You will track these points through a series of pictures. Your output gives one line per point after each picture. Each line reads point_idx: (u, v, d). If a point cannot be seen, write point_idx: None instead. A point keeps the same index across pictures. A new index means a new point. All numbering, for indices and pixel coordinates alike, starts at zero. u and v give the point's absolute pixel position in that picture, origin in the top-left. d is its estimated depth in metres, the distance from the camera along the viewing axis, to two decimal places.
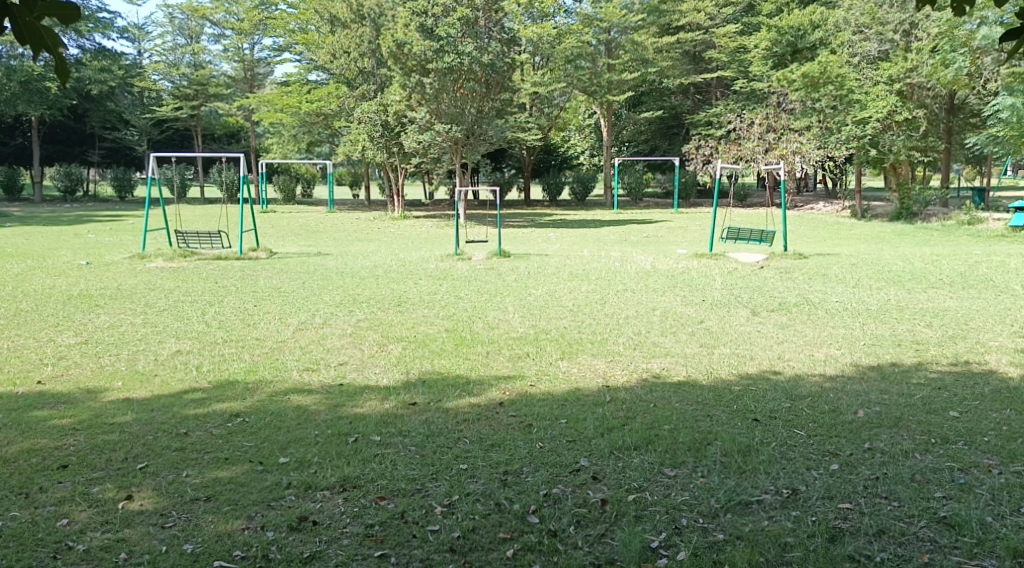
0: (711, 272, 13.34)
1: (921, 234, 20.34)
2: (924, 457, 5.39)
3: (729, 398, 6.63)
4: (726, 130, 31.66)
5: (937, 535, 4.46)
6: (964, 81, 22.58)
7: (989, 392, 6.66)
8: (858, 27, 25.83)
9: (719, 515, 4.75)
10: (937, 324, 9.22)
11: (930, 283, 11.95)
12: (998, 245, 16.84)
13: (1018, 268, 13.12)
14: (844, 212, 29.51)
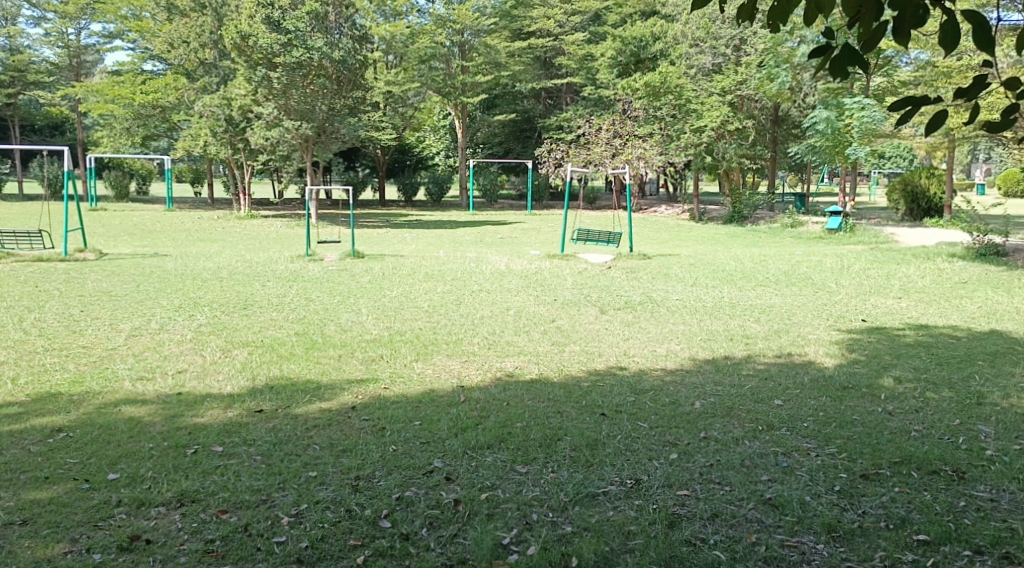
0: (562, 272, 13.70)
1: (751, 236, 21.70)
2: (752, 443, 5.75)
3: (578, 395, 6.82)
4: (577, 134, 32.40)
5: (764, 516, 4.76)
6: (786, 94, 24.42)
7: (809, 381, 7.20)
8: (694, 40, 27.83)
9: (567, 509, 4.87)
10: (764, 319, 9.87)
11: (758, 281, 12.77)
12: (817, 246, 18.26)
13: (834, 267, 14.27)
14: (685, 214, 31.08)
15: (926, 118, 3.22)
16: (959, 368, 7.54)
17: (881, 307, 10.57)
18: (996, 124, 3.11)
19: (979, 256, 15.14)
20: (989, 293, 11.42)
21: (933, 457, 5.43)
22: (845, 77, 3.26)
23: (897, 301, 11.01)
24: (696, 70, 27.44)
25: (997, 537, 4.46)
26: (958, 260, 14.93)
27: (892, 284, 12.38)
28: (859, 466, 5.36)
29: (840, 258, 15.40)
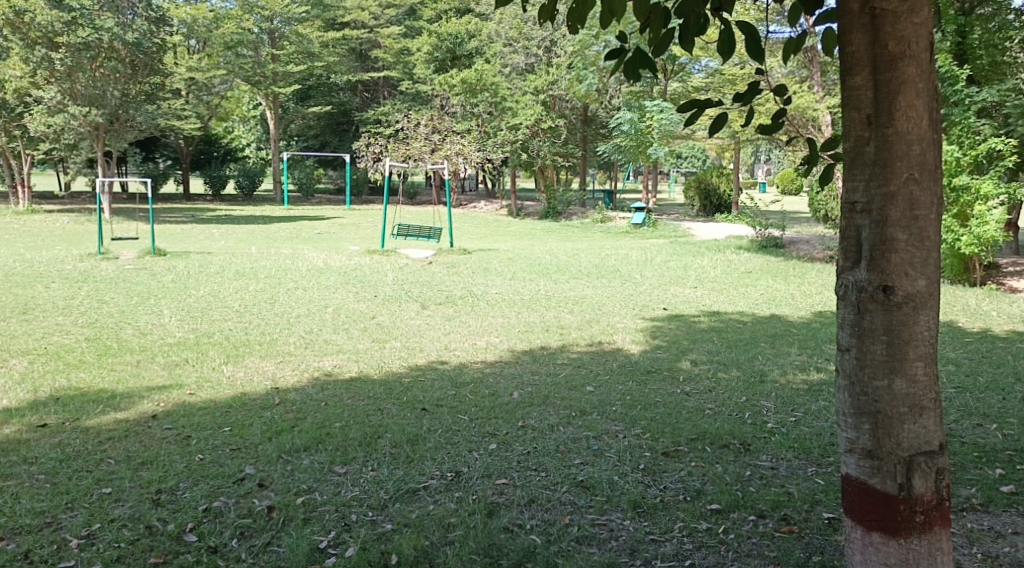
0: (383, 268, 13.57)
1: (565, 230, 22.50)
2: (565, 429, 5.98)
3: (399, 391, 6.79)
4: (394, 129, 32.10)
5: (576, 498, 4.95)
6: (594, 96, 25.64)
7: (617, 367, 7.59)
8: (507, 39, 28.40)
9: (387, 506, 4.85)
10: (577, 310, 10.27)
11: (572, 275, 13.24)
12: (625, 240, 19.19)
13: (640, 260, 15.07)
14: (502, 210, 31.67)
15: (709, 120, 3.46)
16: (745, 350, 8.20)
17: (681, 296, 11.30)
18: (767, 126, 3.39)
19: (762, 249, 16.63)
20: (771, 281, 12.47)
21: (724, 432, 5.89)
22: (639, 80, 3.43)
23: (694, 290, 11.77)
24: (510, 69, 28.10)
25: (777, 502, 4.86)
26: (744, 251, 16.25)
27: (689, 275, 13.23)
28: (660, 444, 5.72)
29: (645, 252, 16.27)
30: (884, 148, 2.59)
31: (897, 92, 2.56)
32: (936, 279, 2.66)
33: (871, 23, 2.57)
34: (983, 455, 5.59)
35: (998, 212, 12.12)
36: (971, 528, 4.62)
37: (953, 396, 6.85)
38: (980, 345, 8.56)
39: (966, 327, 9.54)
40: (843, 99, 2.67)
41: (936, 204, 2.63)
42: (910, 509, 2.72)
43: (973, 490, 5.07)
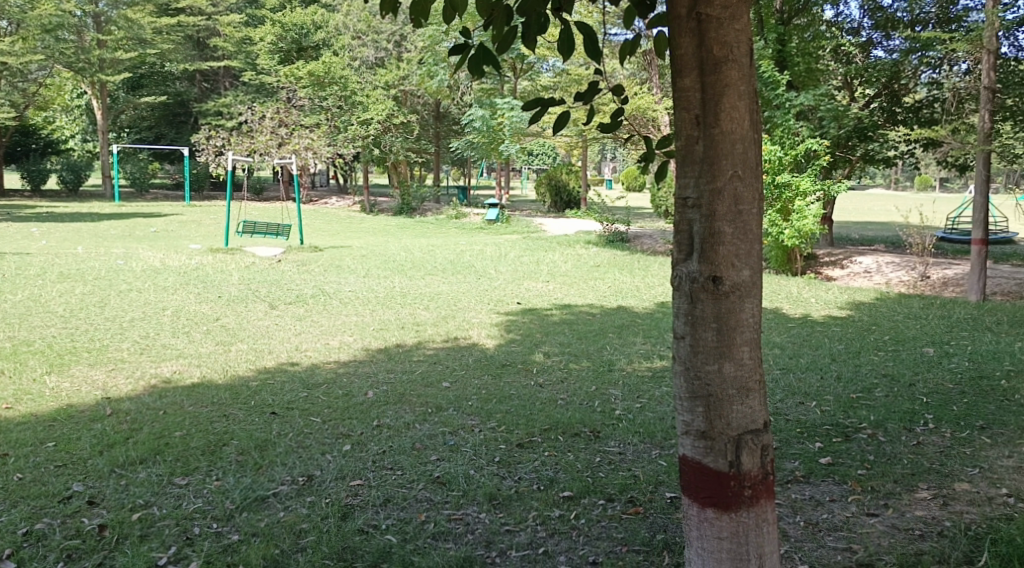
0: (227, 267, 13.02)
1: (419, 227, 22.43)
2: (421, 427, 5.95)
3: (246, 395, 6.54)
4: (237, 122, 30.84)
5: (432, 495, 4.94)
6: (445, 92, 25.72)
7: (472, 362, 7.64)
8: (355, 32, 27.93)
9: (233, 516, 4.66)
10: (432, 306, 10.25)
11: (427, 271, 13.19)
12: (479, 236, 19.32)
13: (494, 255, 15.22)
14: (355, 206, 31.16)
15: (553, 118, 3.51)
16: (595, 341, 8.46)
17: (534, 291, 11.51)
18: (607, 125, 3.50)
19: (609, 243, 17.22)
20: (618, 274, 12.92)
21: (575, 421, 6.05)
22: (482, 76, 3.43)
23: (545, 284, 12.03)
24: (359, 63, 27.67)
25: (624, 485, 5.03)
26: (592, 246, 16.77)
27: (541, 269, 13.51)
28: (515, 436, 5.80)
29: (498, 247, 16.47)
30: (712, 146, 2.73)
31: (721, 93, 2.70)
32: (759, 268, 2.83)
33: (697, 27, 2.70)
34: (804, 431, 6.03)
35: (815, 206, 13.08)
36: (795, 499, 4.97)
37: (778, 377, 7.35)
38: (802, 329, 9.23)
39: (791, 313, 10.26)
40: (673, 100, 2.80)
41: (758, 200, 2.80)
42: (740, 484, 2.86)
43: (797, 463, 5.47)
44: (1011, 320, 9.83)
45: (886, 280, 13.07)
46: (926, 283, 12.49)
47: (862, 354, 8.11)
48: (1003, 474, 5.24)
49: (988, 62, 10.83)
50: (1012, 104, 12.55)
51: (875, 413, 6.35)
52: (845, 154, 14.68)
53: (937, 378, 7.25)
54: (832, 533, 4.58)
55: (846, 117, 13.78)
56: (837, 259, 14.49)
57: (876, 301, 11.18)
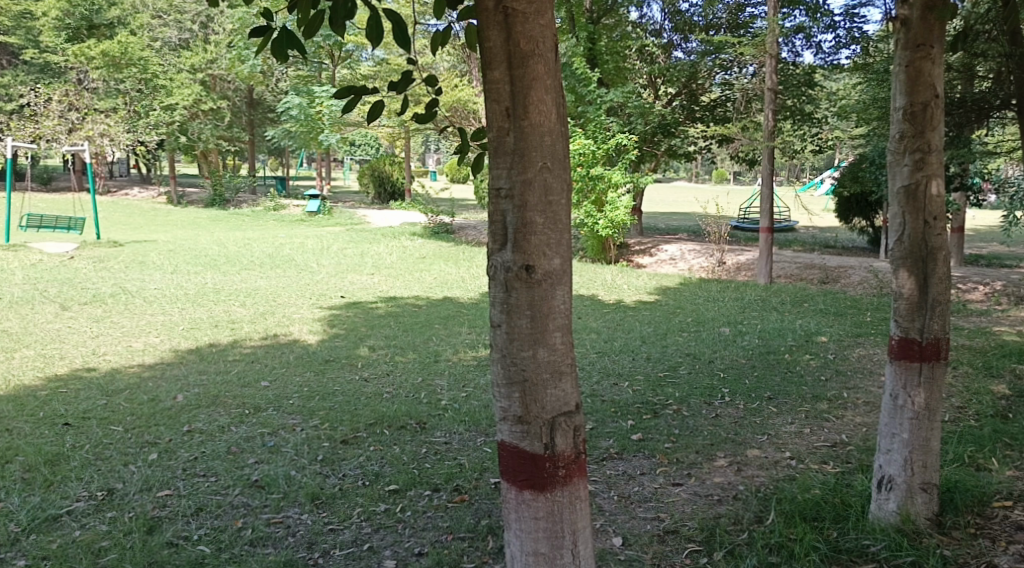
0: (11, 266, 11.86)
1: (234, 219, 21.47)
2: (238, 429, 5.70)
3: (34, 407, 5.98)
4: (20, 105, 28.08)
5: (250, 499, 4.74)
6: (258, 77, 24.83)
7: (293, 358, 7.41)
8: (155, 11, 26.26)
9: (18, 540, 4.26)
10: (249, 303, 9.83)
11: (241, 266, 12.64)
12: (298, 229, 18.75)
13: (314, 248, 14.82)
14: (161, 198, 29.31)
15: (365, 107, 3.44)
16: (420, 332, 8.44)
17: (357, 284, 11.30)
18: (421, 116, 3.47)
19: (434, 234, 17.24)
20: (442, 265, 12.97)
21: (400, 414, 6.01)
22: (286, 60, 3.29)
23: (370, 277, 11.84)
24: (160, 44, 26.06)
25: (450, 474, 5.06)
26: (417, 237, 16.73)
27: (365, 261, 13.29)
28: (339, 433, 5.68)
29: (319, 240, 16.05)
30: (522, 138, 2.79)
31: (529, 87, 2.76)
32: (570, 257, 2.91)
33: (504, 21, 2.74)
34: (618, 410, 6.31)
35: (627, 197, 13.78)
36: (609, 475, 5.21)
37: (594, 360, 7.65)
38: (616, 314, 9.65)
39: (606, 299, 10.72)
40: (484, 92, 2.82)
41: (567, 190, 2.88)
42: (554, 465, 2.94)
43: (611, 441, 5.73)
44: (795, 300, 10.78)
45: (689, 266, 13.95)
46: (723, 269, 13.46)
47: (669, 335, 8.61)
48: (788, 439, 5.73)
49: (770, 65, 11.75)
50: (792, 104, 13.69)
51: (680, 390, 6.75)
52: (651, 148, 15.43)
53: (733, 355, 7.82)
54: (642, 505, 4.84)
55: (652, 114, 14.66)
56: (647, 247, 15.23)
57: (680, 286, 11.90)
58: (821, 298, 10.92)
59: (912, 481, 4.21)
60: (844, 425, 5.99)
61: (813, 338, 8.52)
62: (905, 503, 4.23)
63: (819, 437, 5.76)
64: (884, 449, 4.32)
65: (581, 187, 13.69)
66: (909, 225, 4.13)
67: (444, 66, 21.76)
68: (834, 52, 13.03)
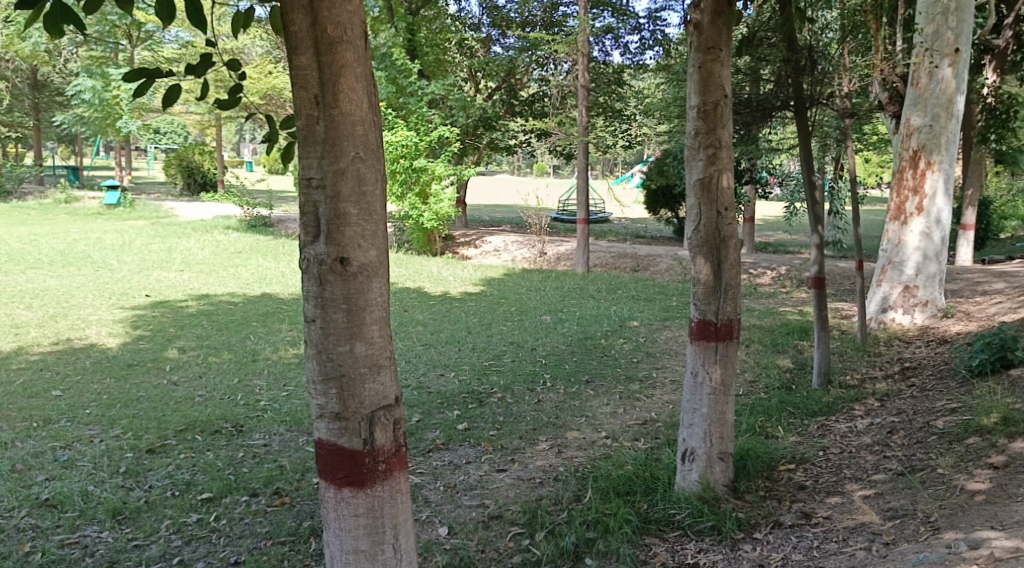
0: None
1: (19, 213, 19.60)
2: (25, 445, 5.27)
3: None
4: None
5: (39, 521, 4.40)
6: (43, 57, 22.79)
7: (89, 364, 6.91)
8: None
9: None
10: (37, 305, 9.05)
11: (28, 264, 11.60)
12: (96, 223, 17.43)
13: (114, 243, 13.85)
14: None
15: (160, 91, 3.23)
16: (236, 331, 8.12)
17: (164, 281, 10.69)
18: (223, 102, 3.31)
19: (250, 227, 16.60)
20: (260, 260, 12.53)
21: (214, 418, 5.77)
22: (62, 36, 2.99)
23: (179, 274, 11.22)
24: None
25: (269, 477, 4.91)
26: (231, 231, 16.04)
27: (173, 257, 12.58)
28: (144, 442, 5.37)
29: (120, 235, 15.00)
30: (332, 127, 2.76)
31: (338, 74, 2.74)
32: (384, 248, 2.91)
33: (309, 5, 2.70)
34: (444, 401, 6.37)
35: (450, 190, 13.90)
36: (435, 466, 5.27)
37: (420, 352, 7.67)
38: (441, 306, 9.74)
39: (430, 291, 10.76)
40: (290, 77, 2.77)
41: (380, 180, 2.88)
42: (374, 460, 2.94)
43: (437, 432, 5.78)
44: (610, 288, 11.28)
45: (512, 257, 14.27)
46: (544, 259, 13.86)
47: (493, 325, 8.78)
48: (604, 419, 6.02)
49: (583, 64, 12.20)
50: (603, 101, 14.59)
51: (504, 378, 6.92)
52: (473, 141, 15.63)
53: (554, 341, 8.10)
54: (467, 493, 4.93)
55: (472, 107, 14.84)
56: (470, 239, 15.41)
57: (504, 276, 12.15)
58: (633, 285, 11.51)
59: (712, 451, 4.56)
60: (653, 403, 6.36)
61: (627, 323, 8.97)
62: (706, 473, 4.57)
63: (632, 416, 6.10)
64: (686, 423, 4.64)
65: (404, 178, 13.61)
66: (705, 215, 4.46)
67: (255, 53, 20.90)
68: (640, 52, 13.92)
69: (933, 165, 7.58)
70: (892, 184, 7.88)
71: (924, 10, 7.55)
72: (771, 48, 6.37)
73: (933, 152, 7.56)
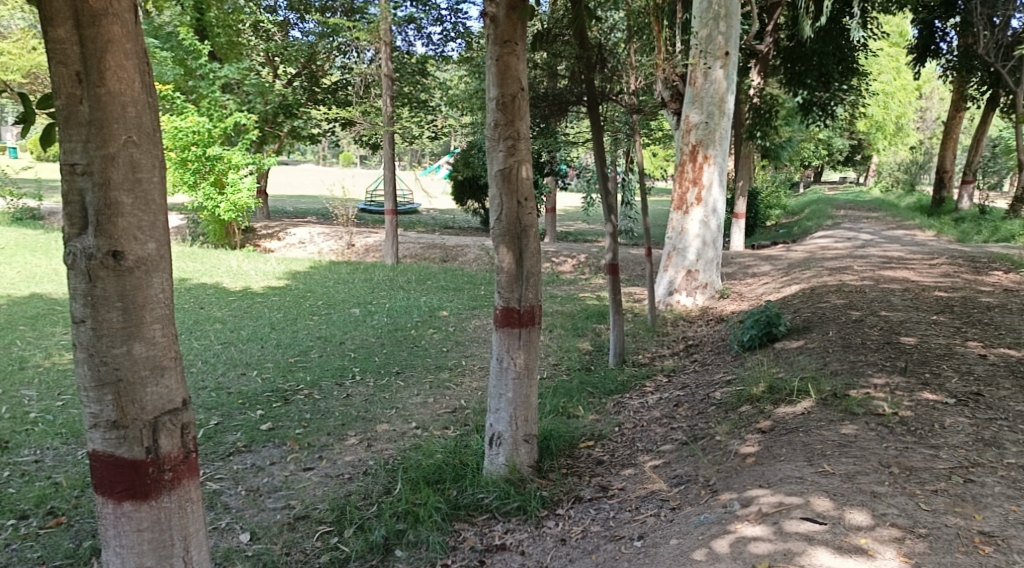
0: None
1: None
2: None
3: None
4: None
5: None
6: None
7: None
8: None
9: None
10: None
11: None
12: None
13: None
14: None
15: None
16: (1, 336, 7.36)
17: None
18: None
19: (19, 221, 15.09)
20: (29, 257, 11.41)
21: None
22: None
23: None
24: None
25: (43, 496, 4.53)
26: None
27: None
28: None
29: None
30: (98, 106, 2.59)
31: (104, 49, 2.57)
32: (164, 241, 2.77)
33: None
34: (246, 401, 6.14)
35: (248, 179, 13.35)
36: (236, 470, 5.08)
37: (219, 351, 7.33)
38: (242, 302, 9.34)
39: (230, 287, 10.28)
40: (46, 52, 2.56)
41: (158, 167, 2.73)
42: (158, 469, 2.79)
43: (238, 434, 5.56)
44: (419, 279, 11.28)
45: (318, 249, 13.94)
46: (352, 251, 13.65)
47: (298, 320, 8.55)
48: (413, 410, 6.05)
49: (385, 53, 12.09)
50: (408, 92, 14.72)
51: (311, 374, 6.77)
52: (273, 129, 15.08)
53: (362, 334, 8.01)
54: (271, 496, 4.79)
55: (271, 93, 14.31)
56: (273, 231, 14.86)
57: (309, 269, 11.84)
58: (441, 276, 11.59)
59: (517, 434, 4.70)
60: (463, 391, 6.46)
61: (436, 313, 9.04)
62: (512, 455, 4.72)
63: (442, 404, 6.16)
64: (493, 408, 4.75)
65: (197, 167, 12.85)
66: (506, 205, 4.58)
67: (15, 28, 18.90)
68: (442, 43, 13.91)
69: (710, 159, 8.21)
70: (674, 177, 8.45)
71: (698, 15, 8.12)
72: (564, 45, 6.54)
73: (709, 147, 8.19)
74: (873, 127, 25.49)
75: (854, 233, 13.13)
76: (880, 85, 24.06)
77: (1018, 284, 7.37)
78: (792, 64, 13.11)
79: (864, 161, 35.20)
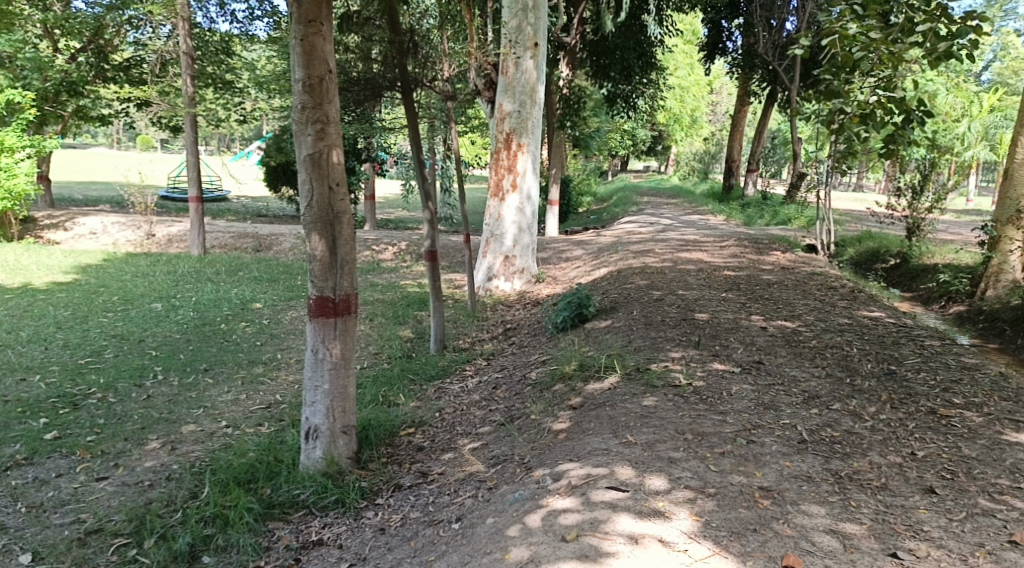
0: None
1: None
2: None
3: None
4: None
5: None
6: None
7: None
8: None
9: None
10: None
11: None
12: None
13: None
14: None
15: None
16: None
17: None
18: None
19: None
20: None
21: None
22: None
23: None
24: None
25: None
26: None
27: None
28: None
29: None
30: None
31: None
32: None
33: None
34: (27, 409, 5.61)
35: (25, 163, 12.32)
36: (15, 486, 4.65)
37: None
38: (23, 300, 8.53)
39: (7, 284, 9.38)
40: None
41: None
42: None
43: (18, 446, 5.08)
44: (228, 269, 10.78)
45: (113, 239, 13.01)
46: (152, 242, 12.82)
47: (90, 317, 7.92)
48: (223, 408, 5.77)
49: (183, 29, 11.46)
50: (212, 72, 13.61)
51: (105, 375, 6.29)
52: (54, 108, 13.89)
53: (165, 331, 7.54)
54: (58, 511, 4.43)
55: (50, 69, 13.11)
56: (58, 220, 13.64)
57: (102, 262, 11.01)
58: (253, 266, 11.14)
59: (334, 427, 4.60)
60: (277, 386, 6.24)
61: (248, 305, 8.66)
62: (329, 448, 4.59)
63: (255, 401, 5.92)
64: (309, 402, 4.61)
65: None
66: (316, 192, 4.44)
67: None
68: (248, 22, 13.36)
69: (523, 147, 8.37)
70: (490, 164, 8.54)
71: (508, 5, 8.22)
72: (376, 28, 6.39)
73: (522, 135, 8.35)
74: (671, 119, 27.05)
75: (655, 219, 13.91)
76: (675, 79, 25.60)
77: (794, 263, 8.08)
78: (598, 57, 13.57)
79: (663, 152, 37.32)
